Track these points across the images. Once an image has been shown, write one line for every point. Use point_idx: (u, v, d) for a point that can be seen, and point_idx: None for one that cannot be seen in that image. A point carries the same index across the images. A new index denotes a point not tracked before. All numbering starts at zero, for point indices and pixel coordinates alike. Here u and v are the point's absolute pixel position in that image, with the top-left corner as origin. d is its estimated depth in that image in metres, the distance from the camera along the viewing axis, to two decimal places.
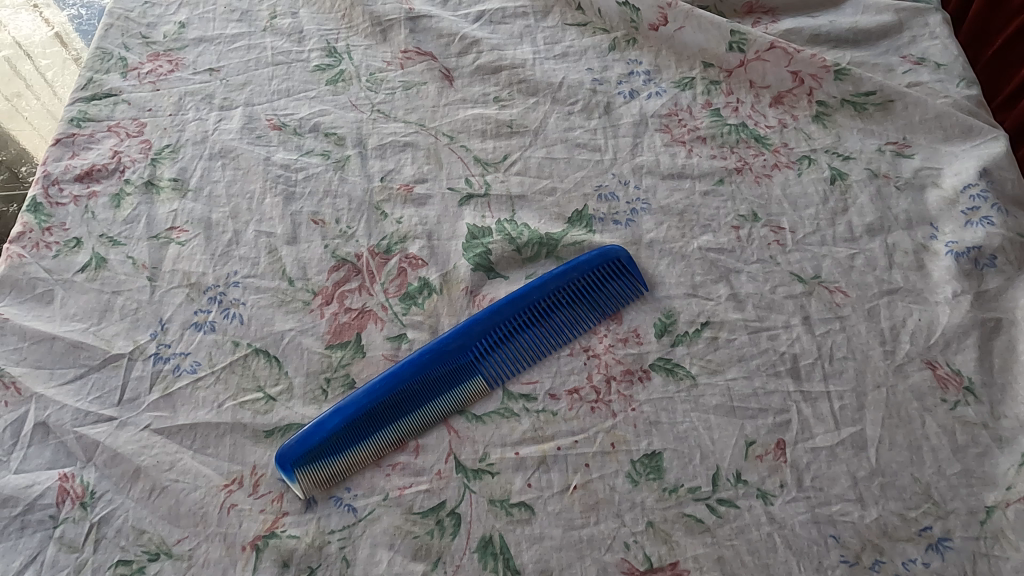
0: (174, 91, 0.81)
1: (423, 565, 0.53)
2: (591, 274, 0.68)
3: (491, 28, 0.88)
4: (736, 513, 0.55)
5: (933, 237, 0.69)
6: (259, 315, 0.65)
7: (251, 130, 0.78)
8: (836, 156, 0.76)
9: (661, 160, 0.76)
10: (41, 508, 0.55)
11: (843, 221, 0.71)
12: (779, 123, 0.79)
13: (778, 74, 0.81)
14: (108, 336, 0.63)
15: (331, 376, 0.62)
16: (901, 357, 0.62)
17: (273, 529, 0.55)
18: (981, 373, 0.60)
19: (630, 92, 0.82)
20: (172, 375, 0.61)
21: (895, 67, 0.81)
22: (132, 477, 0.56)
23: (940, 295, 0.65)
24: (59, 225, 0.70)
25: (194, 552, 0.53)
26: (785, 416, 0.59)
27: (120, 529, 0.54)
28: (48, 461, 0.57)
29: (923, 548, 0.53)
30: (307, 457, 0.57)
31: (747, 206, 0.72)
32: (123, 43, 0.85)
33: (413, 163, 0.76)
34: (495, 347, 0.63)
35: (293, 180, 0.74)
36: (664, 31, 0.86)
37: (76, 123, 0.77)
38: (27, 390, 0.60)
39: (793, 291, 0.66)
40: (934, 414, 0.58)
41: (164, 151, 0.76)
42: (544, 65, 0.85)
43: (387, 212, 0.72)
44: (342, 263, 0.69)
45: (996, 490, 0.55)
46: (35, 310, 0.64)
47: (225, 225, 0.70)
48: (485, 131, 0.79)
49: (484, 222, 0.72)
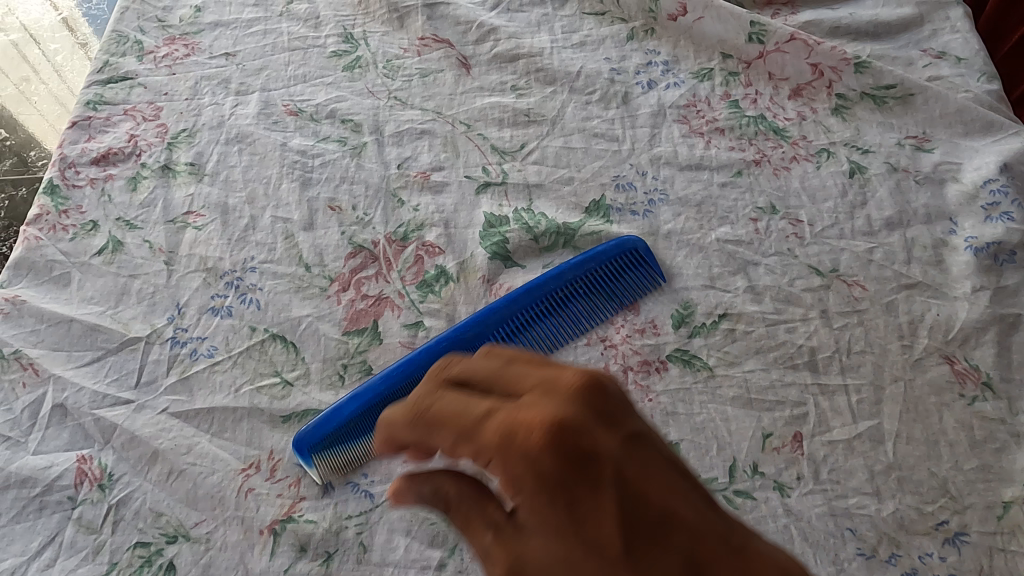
0: (190, 76, 0.80)
1: (440, 552, 0.53)
2: (608, 265, 0.67)
3: (508, 16, 0.87)
4: (753, 505, 0.55)
5: (952, 232, 0.69)
6: (277, 300, 0.65)
7: (268, 115, 0.78)
8: (855, 149, 0.75)
9: (679, 151, 0.76)
10: (60, 489, 0.55)
11: (862, 214, 0.70)
12: (798, 116, 0.78)
13: (797, 65, 0.81)
14: (126, 319, 0.63)
15: (348, 362, 0.62)
16: (919, 352, 0.62)
17: (290, 513, 0.55)
18: (1000, 368, 0.60)
19: (648, 82, 0.82)
20: (190, 359, 0.61)
21: (916, 60, 0.80)
22: (149, 460, 0.57)
23: (959, 291, 0.65)
24: (75, 207, 0.70)
25: (212, 535, 0.54)
26: (803, 408, 0.59)
27: (138, 511, 0.55)
28: (66, 442, 0.57)
29: (940, 542, 0.53)
30: (325, 442, 0.57)
31: (766, 199, 0.72)
32: (139, 26, 0.84)
33: (430, 150, 0.76)
34: (512, 336, 0.63)
35: (310, 166, 0.74)
36: (683, 22, 0.85)
37: (92, 106, 0.77)
38: (44, 371, 0.60)
39: (811, 285, 0.66)
40: (951, 410, 0.58)
41: (180, 135, 0.76)
42: (562, 55, 0.84)
43: (404, 200, 0.72)
44: (359, 249, 0.68)
45: (1014, 486, 0.55)
46: (52, 293, 0.64)
47: (242, 210, 0.70)
48: (502, 119, 0.78)
49: (502, 211, 0.72)
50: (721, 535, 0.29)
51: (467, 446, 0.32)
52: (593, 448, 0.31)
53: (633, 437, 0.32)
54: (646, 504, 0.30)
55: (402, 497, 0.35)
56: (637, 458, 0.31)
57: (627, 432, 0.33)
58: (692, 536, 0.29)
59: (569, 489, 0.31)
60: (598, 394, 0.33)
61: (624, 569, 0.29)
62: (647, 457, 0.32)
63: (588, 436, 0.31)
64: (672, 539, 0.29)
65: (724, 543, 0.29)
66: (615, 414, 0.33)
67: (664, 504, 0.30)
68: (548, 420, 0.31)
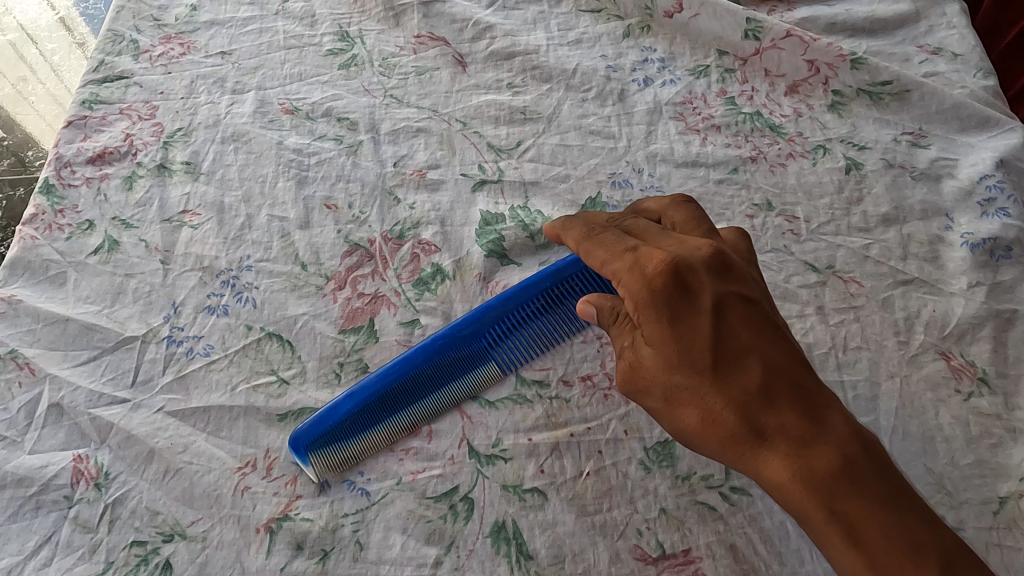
0: (186, 74, 0.80)
1: (436, 549, 0.53)
2: None
3: (504, 14, 0.87)
4: (749, 502, 0.55)
5: (948, 228, 0.69)
6: (273, 299, 0.65)
7: (264, 114, 0.78)
8: (851, 145, 0.75)
9: (675, 148, 0.76)
10: (56, 488, 0.55)
11: (858, 210, 0.70)
12: (794, 112, 0.78)
13: (793, 62, 0.81)
14: (122, 319, 0.63)
15: (344, 361, 0.62)
16: (915, 348, 0.62)
17: (287, 511, 0.55)
18: (996, 364, 0.60)
19: (644, 79, 0.82)
20: (186, 358, 0.61)
21: (912, 56, 0.80)
22: (146, 459, 0.57)
23: (955, 287, 0.65)
24: (71, 207, 0.70)
25: (208, 534, 0.54)
26: None
27: (135, 510, 0.55)
28: (62, 442, 0.57)
29: None
30: (321, 440, 0.57)
31: (762, 195, 0.72)
32: (135, 25, 0.84)
33: (426, 148, 0.76)
34: (509, 334, 0.63)
35: (306, 164, 0.74)
36: (679, 19, 0.85)
37: (88, 105, 0.77)
38: (41, 371, 0.60)
39: (807, 281, 0.66)
40: (947, 405, 0.58)
41: (176, 134, 0.76)
42: (558, 52, 0.84)
43: (400, 198, 0.72)
44: (355, 248, 0.68)
45: (1010, 481, 0.55)
46: (49, 292, 0.64)
47: (238, 209, 0.70)
48: (498, 117, 0.78)
49: (498, 209, 0.72)
50: (780, 372, 0.44)
51: (617, 264, 0.50)
52: (698, 288, 0.46)
53: (737, 287, 0.47)
54: (739, 336, 0.45)
55: (588, 304, 0.53)
56: (733, 310, 0.46)
57: (733, 283, 0.47)
58: (761, 367, 0.44)
59: (684, 308, 0.46)
60: (716, 257, 0.47)
61: (706, 378, 0.45)
62: (750, 307, 0.46)
63: (699, 280, 0.46)
64: (748, 359, 0.45)
65: (780, 379, 0.44)
66: (730, 277, 0.47)
67: (751, 342, 0.45)
68: (672, 261, 0.47)
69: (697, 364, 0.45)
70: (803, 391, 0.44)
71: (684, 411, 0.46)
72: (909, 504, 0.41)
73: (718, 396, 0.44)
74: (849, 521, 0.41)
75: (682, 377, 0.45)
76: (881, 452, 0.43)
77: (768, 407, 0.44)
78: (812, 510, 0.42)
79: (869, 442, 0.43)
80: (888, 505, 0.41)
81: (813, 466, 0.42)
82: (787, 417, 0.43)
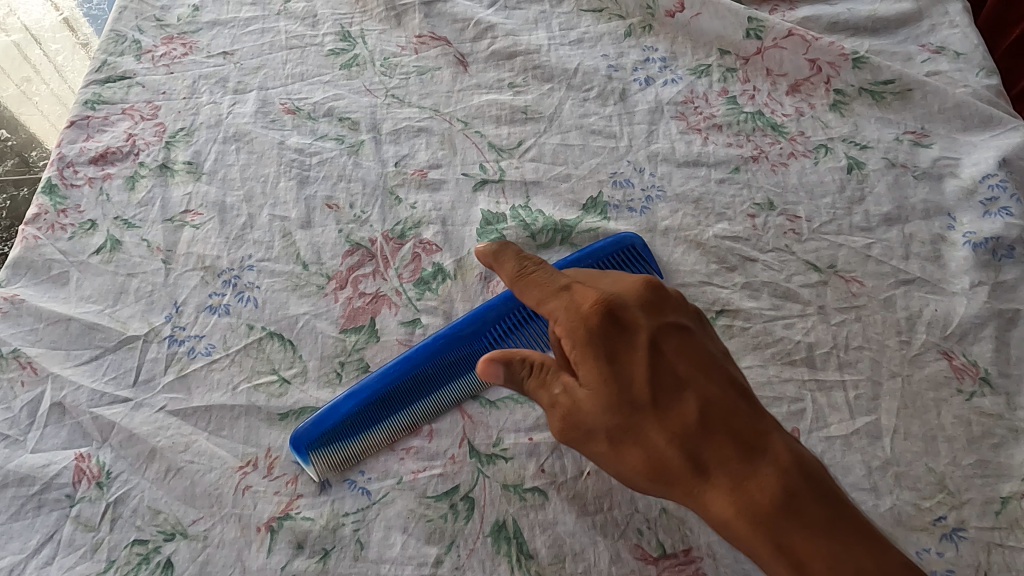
0: (188, 74, 0.80)
1: (437, 549, 0.54)
2: (606, 261, 0.66)
3: (505, 14, 0.87)
4: None
5: (951, 227, 0.69)
6: (274, 298, 0.65)
7: (265, 114, 0.78)
8: (853, 144, 0.75)
9: (676, 148, 0.76)
10: (58, 487, 0.55)
11: (860, 209, 0.70)
12: (796, 112, 0.78)
13: (795, 62, 0.80)
14: (123, 318, 0.63)
15: (345, 360, 0.62)
16: (917, 347, 0.61)
17: (288, 510, 0.55)
18: (999, 364, 0.60)
19: (645, 78, 0.82)
20: (187, 357, 0.61)
21: (914, 55, 0.80)
22: (147, 458, 0.57)
23: (958, 286, 0.65)
24: (74, 207, 0.70)
25: (209, 533, 0.54)
26: (800, 405, 0.59)
27: (136, 509, 0.55)
28: (64, 441, 0.57)
29: (938, 538, 0.53)
30: (322, 440, 0.57)
31: (763, 194, 0.72)
32: (137, 26, 0.84)
33: (427, 148, 0.76)
34: (510, 333, 0.63)
35: (307, 164, 0.74)
36: (680, 18, 0.85)
37: (91, 105, 0.77)
38: (43, 370, 0.60)
39: (809, 280, 0.66)
40: (949, 405, 0.58)
41: (179, 134, 0.76)
42: (559, 52, 0.84)
43: (401, 197, 0.72)
44: (357, 247, 0.69)
45: (1012, 481, 0.55)
46: (51, 292, 0.64)
47: (240, 209, 0.70)
48: (499, 117, 0.78)
49: (499, 208, 0.72)
50: (716, 405, 0.46)
51: (553, 304, 0.52)
52: (634, 325, 0.49)
53: (669, 327, 0.50)
54: (674, 373, 0.48)
55: (492, 362, 0.50)
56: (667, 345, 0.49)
57: (665, 323, 0.50)
58: (698, 401, 0.47)
59: (621, 346, 0.48)
60: (649, 295, 0.51)
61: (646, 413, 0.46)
62: (681, 344, 0.49)
63: (634, 317, 0.49)
64: (685, 396, 0.47)
65: (716, 412, 0.46)
66: (661, 315, 0.50)
67: (686, 376, 0.47)
68: (607, 301, 0.50)
69: (637, 402, 0.47)
70: (739, 423, 0.46)
71: (627, 450, 0.47)
72: (851, 527, 0.43)
73: (659, 433, 0.46)
74: (793, 551, 0.42)
75: (624, 416, 0.46)
76: (819, 479, 0.45)
77: (708, 443, 0.45)
78: (758, 542, 0.43)
79: (806, 469, 0.45)
80: (828, 533, 0.42)
81: (756, 500, 0.43)
82: (726, 451, 0.45)
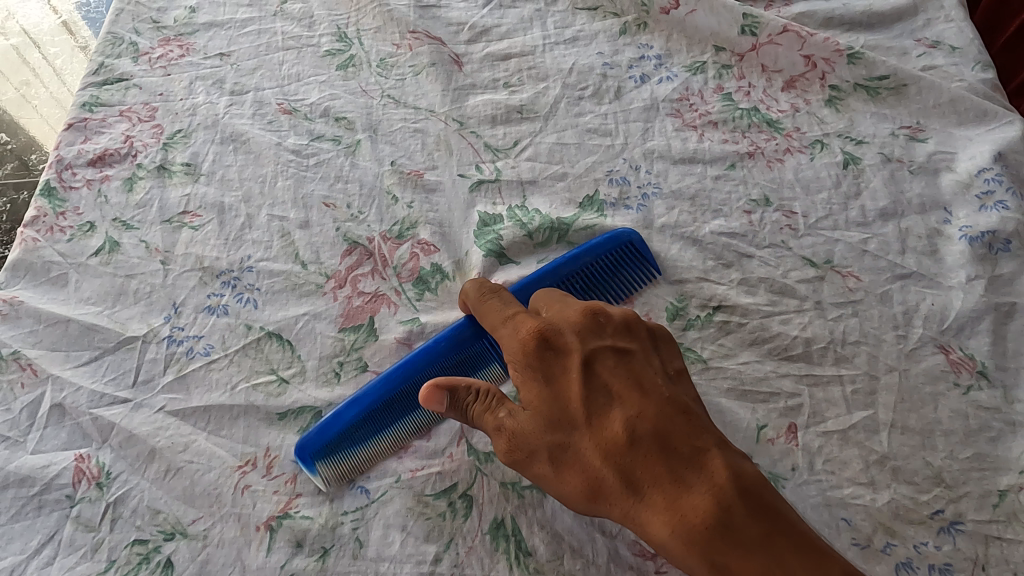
0: (185, 76, 0.81)
1: (435, 547, 0.54)
2: (604, 258, 0.67)
3: (500, 12, 0.87)
4: None
5: (947, 221, 0.69)
6: (272, 298, 0.65)
7: (262, 115, 0.78)
8: (849, 140, 0.75)
9: (672, 145, 0.76)
10: (58, 488, 0.56)
11: (856, 205, 0.70)
12: (791, 108, 0.78)
13: (790, 58, 0.80)
14: (122, 319, 0.64)
15: (344, 360, 0.62)
16: (914, 342, 0.61)
17: (287, 509, 0.55)
18: (995, 357, 0.60)
19: (641, 76, 0.82)
20: (186, 357, 0.62)
21: (910, 50, 0.80)
22: (147, 458, 0.57)
23: (954, 280, 0.65)
24: (72, 209, 0.70)
25: (209, 532, 0.54)
26: (797, 400, 0.59)
27: (136, 509, 0.55)
28: (64, 442, 0.58)
29: (935, 532, 0.53)
30: (328, 449, 0.57)
31: (759, 190, 0.72)
32: (134, 28, 0.85)
33: (424, 148, 0.76)
34: None
35: (304, 164, 0.74)
36: (675, 15, 0.85)
37: (88, 108, 0.77)
38: (43, 371, 0.60)
39: (805, 276, 0.66)
40: (947, 399, 0.58)
41: (176, 136, 0.76)
42: (554, 51, 0.84)
43: (398, 197, 0.72)
44: (354, 247, 0.69)
45: (1009, 474, 0.55)
46: (50, 294, 0.65)
47: (237, 209, 0.71)
48: (495, 116, 0.79)
49: (496, 209, 0.72)
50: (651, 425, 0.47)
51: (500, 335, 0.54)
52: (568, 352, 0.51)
53: (605, 350, 0.51)
54: (608, 395, 0.49)
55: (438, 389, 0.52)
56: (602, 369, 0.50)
57: (600, 346, 0.52)
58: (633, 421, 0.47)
59: (556, 371, 0.51)
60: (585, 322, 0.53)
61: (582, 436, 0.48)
62: (616, 365, 0.50)
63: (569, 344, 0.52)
64: (620, 416, 0.48)
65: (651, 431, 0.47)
66: (598, 339, 0.52)
67: (620, 398, 0.49)
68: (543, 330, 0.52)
69: (573, 423, 0.48)
70: (673, 443, 0.47)
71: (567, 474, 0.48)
72: (787, 541, 0.43)
73: (595, 456, 0.47)
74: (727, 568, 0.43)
75: (560, 440, 0.48)
76: (757, 493, 0.45)
77: (641, 462, 0.46)
78: (694, 561, 0.44)
79: (744, 483, 0.45)
80: (761, 549, 0.43)
81: (688, 517, 0.44)
82: (658, 470, 0.46)
